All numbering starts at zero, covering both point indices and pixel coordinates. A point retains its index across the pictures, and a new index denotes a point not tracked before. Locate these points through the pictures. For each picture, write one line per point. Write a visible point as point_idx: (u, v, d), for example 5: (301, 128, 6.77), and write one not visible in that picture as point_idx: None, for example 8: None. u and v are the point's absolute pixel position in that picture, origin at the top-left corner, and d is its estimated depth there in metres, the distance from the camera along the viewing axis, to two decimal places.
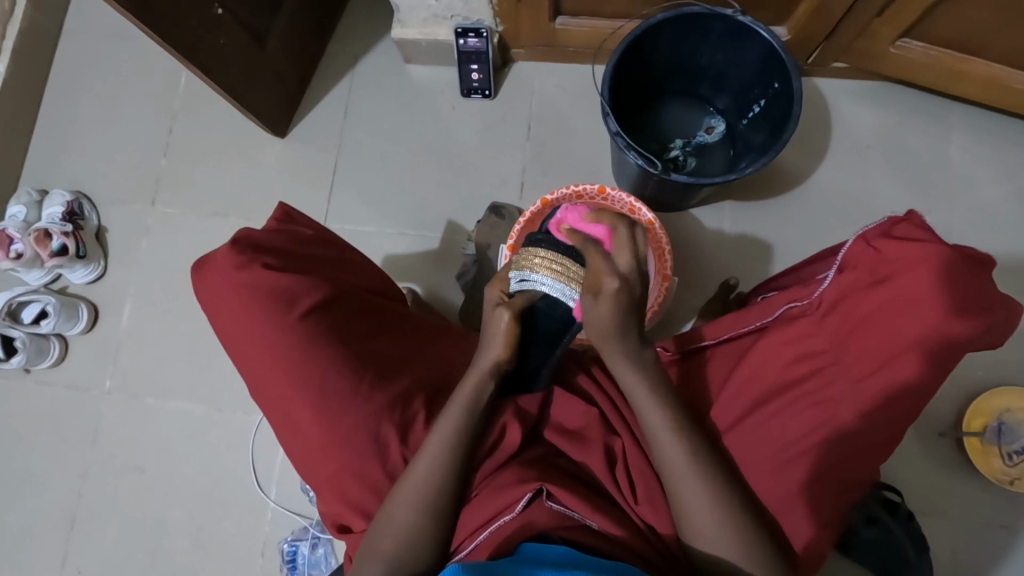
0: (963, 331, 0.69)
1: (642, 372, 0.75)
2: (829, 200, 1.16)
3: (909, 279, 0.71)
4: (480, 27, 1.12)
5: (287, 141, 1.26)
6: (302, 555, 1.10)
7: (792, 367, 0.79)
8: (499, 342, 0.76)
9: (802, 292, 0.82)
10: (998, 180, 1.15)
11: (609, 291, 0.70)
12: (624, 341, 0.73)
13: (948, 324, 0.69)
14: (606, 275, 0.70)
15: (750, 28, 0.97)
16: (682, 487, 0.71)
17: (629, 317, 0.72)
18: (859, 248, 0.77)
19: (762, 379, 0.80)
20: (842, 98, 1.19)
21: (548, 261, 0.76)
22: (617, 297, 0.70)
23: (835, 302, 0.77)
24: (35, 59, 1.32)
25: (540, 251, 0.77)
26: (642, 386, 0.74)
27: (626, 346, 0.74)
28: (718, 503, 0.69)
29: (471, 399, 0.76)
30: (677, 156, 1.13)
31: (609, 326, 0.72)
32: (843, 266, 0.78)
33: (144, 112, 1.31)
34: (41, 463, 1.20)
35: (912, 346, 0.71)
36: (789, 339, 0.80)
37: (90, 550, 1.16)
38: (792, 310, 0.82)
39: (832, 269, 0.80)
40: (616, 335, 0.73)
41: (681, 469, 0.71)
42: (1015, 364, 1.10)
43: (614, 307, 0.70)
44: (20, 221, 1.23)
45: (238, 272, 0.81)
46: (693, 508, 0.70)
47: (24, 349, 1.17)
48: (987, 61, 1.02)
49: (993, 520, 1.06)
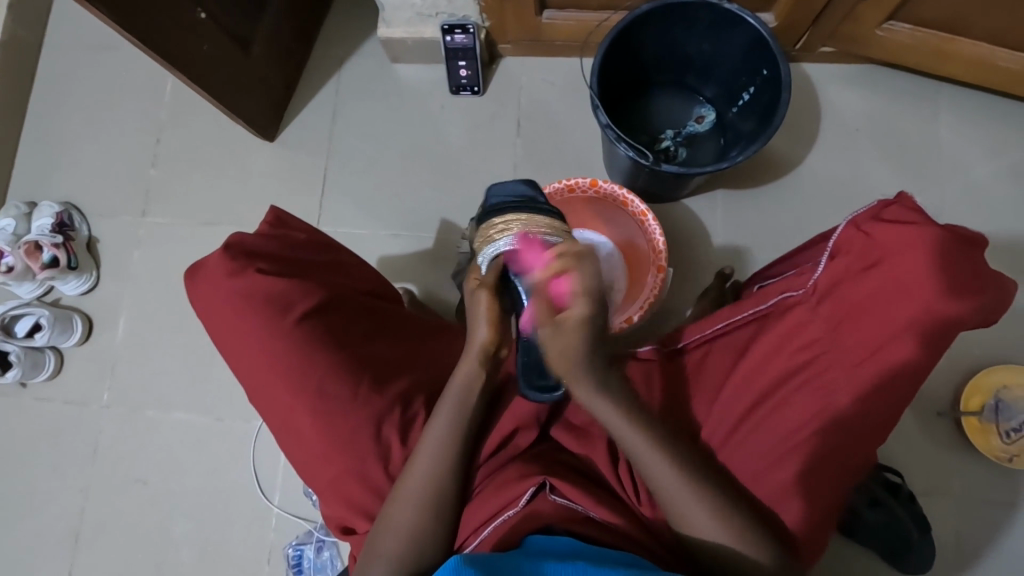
0: (958, 310, 0.68)
1: (612, 397, 0.73)
2: (820, 186, 1.16)
3: (902, 260, 0.71)
4: (466, 24, 1.10)
5: (276, 145, 1.25)
6: (308, 559, 1.10)
7: (788, 355, 0.79)
8: (483, 323, 0.76)
9: (796, 281, 0.82)
10: (987, 158, 1.15)
11: (577, 319, 0.70)
12: (591, 368, 0.72)
13: (942, 304, 0.68)
14: (579, 299, 0.71)
15: (737, 16, 0.96)
16: (661, 479, 0.70)
17: (594, 340, 0.72)
18: (850, 234, 0.77)
19: (759, 368, 0.80)
20: (830, 83, 1.19)
21: (505, 225, 0.83)
22: (586, 321, 0.70)
23: (828, 288, 0.77)
24: (17, 71, 1.30)
25: (495, 223, 0.84)
26: (617, 412, 0.72)
27: (591, 376, 0.72)
28: (713, 509, 0.68)
29: (466, 391, 0.76)
30: (668, 147, 1.13)
31: (579, 353, 0.71)
32: (835, 252, 0.78)
33: (131, 121, 1.30)
34: (41, 479, 1.19)
35: (905, 328, 0.71)
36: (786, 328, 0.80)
37: (96, 563, 1.16)
38: (787, 299, 0.82)
39: (825, 256, 0.80)
40: (583, 366, 0.71)
41: (673, 487, 0.69)
42: (1010, 341, 1.11)
43: (584, 336, 0.70)
44: (9, 235, 1.22)
45: (232, 279, 0.80)
46: (676, 501, 0.69)
47: (19, 363, 1.16)
48: (973, 41, 1.02)
49: (993, 498, 1.07)
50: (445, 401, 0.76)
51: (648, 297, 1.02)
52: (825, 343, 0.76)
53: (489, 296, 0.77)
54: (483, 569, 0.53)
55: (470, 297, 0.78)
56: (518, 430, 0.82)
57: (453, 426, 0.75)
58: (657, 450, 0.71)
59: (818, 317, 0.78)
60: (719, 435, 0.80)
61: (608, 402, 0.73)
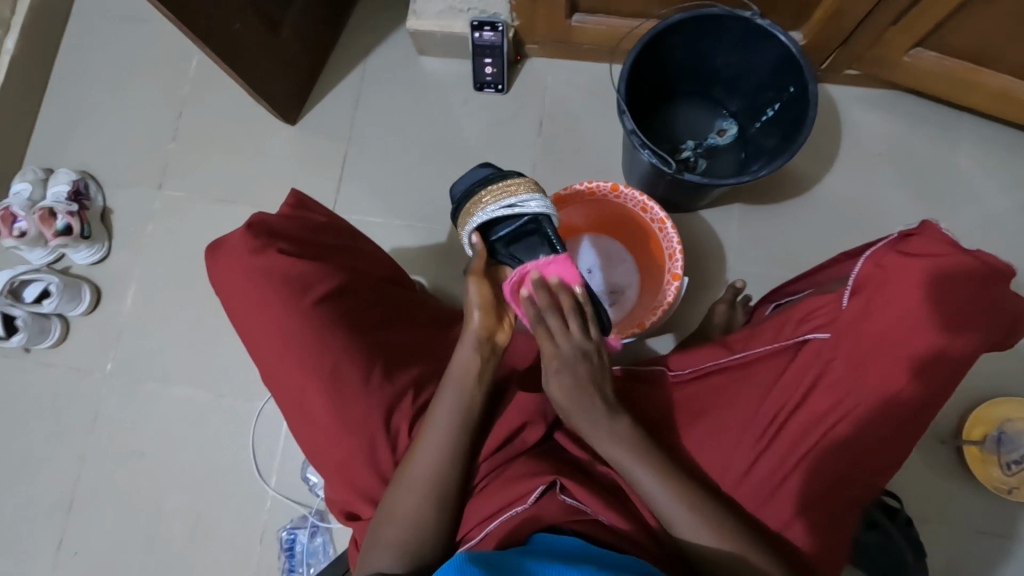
0: (958, 344, 0.72)
1: (617, 439, 0.73)
2: (837, 207, 1.16)
3: (909, 293, 0.72)
4: (496, 21, 1.10)
5: (296, 129, 1.25)
6: (301, 543, 1.10)
7: (807, 392, 0.77)
8: (476, 309, 0.76)
9: (818, 316, 0.78)
10: (1004, 190, 1.16)
11: (554, 374, 0.73)
12: (594, 408, 0.73)
13: (949, 339, 0.72)
14: (550, 363, 0.73)
15: (769, 32, 0.97)
16: (653, 493, 0.70)
17: (586, 387, 0.73)
18: (868, 268, 0.76)
19: (772, 398, 0.79)
20: (853, 105, 1.20)
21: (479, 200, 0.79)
22: (570, 378, 0.73)
23: (848, 325, 0.76)
24: (44, 37, 1.30)
25: (470, 204, 0.80)
26: (623, 453, 0.73)
27: (595, 416, 0.73)
28: (717, 525, 0.69)
29: (465, 375, 0.75)
30: (688, 157, 1.13)
31: (569, 403, 0.74)
32: (854, 287, 0.76)
33: (153, 95, 1.30)
34: (39, 444, 1.19)
35: (921, 362, 0.72)
36: (806, 367, 0.78)
37: (88, 533, 1.15)
38: (811, 341, 0.78)
39: (845, 290, 0.78)
40: (588, 411, 0.73)
41: (671, 500, 0.70)
42: (1017, 373, 1.11)
43: (570, 382, 0.73)
44: (24, 199, 1.22)
45: (253, 256, 0.80)
46: (675, 518, 0.69)
47: (25, 328, 1.15)
48: (997, 74, 1.03)
49: (991, 529, 1.07)
50: (448, 385, 0.75)
51: (665, 303, 1.01)
52: (845, 382, 0.75)
53: (479, 281, 0.76)
54: (486, 567, 0.53)
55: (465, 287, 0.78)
56: (525, 425, 0.83)
57: (461, 420, 0.74)
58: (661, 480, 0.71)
59: (836, 351, 0.76)
60: (734, 459, 0.78)
61: (613, 442, 0.73)
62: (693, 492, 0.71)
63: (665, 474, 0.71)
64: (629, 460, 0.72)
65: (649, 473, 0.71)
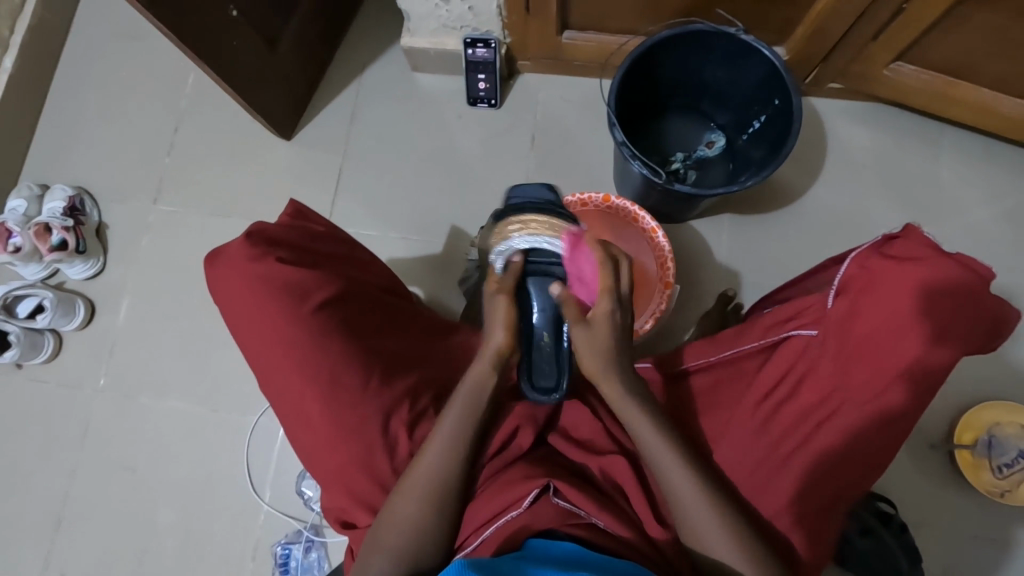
0: (940, 355, 0.72)
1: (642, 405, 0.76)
2: (824, 218, 1.19)
3: (891, 298, 0.72)
4: (489, 38, 1.14)
5: (292, 144, 1.27)
6: (295, 559, 1.10)
7: (796, 392, 0.78)
8: (500, 328, 0.78)
9: (805, 314, 0.81)
10: (985, 201, 1.19)
11: (602, 316, 0.76)
12: (619, 369, 0.76)
13: (931, 352, 0.71)
14: (603, 305, 0.75)
15: (753, 47, 1.00)
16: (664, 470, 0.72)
17: (620, 342, 0.77)
18: (855, 270, 0.77)
19: (764, 396, 0.80)
20: (837, 118, 1.23)
21: (523, 225, 0.88)
22: (611, 321, 0.76)
23: (835, 324, 0.77)
24: (43, 57, 1.32)
25: (516, 221, 0.89)
26: (645, 418, 0.75)
27: (616, 386, 0.76)
28: (729, 526, 0.69)
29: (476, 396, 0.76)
30: (678, 169, 1.16)
31: (595, 360, 0.76)
32: (840, 288, 0.78)
33: (151, 111, 1.31)
34: (28, 460, 1.18)
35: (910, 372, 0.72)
36: (794, 362, 0.79)
37: (77, 551, 1.14)
38: (797, 336, 0.80)
39: (831, 290, 0.79)
40: (610, 370, 0.76)
41: (687, 487, 0.71)
42: (1003, 379, 1.12)
43: (610, 329, 0.76)
44: (20, 215, 1.23)
45: (252, 264, 0.81)
46: (680, 496, 0.71)
47: (18, 343, 1.15)
48: (975, 87, 1.06)
49: (984, 534, 1.08)
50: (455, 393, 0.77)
51: (653, 314, 1.05)
52: (832, 380, 0.76)
53: (507, 302, 0.79)
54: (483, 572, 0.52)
55: (488, 300, 0.80)
56: (518, 429, 0.83)
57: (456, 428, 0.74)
58: (686, 475, 0.72)
59: (825, 351, 0.77)
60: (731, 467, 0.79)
61: (637, 407, 0.75)
62: (704, 476, 0.72)
63: (680, 456, 0.73)
64: (648, 431, 0.74)
65: (666, 450, 0.73)
